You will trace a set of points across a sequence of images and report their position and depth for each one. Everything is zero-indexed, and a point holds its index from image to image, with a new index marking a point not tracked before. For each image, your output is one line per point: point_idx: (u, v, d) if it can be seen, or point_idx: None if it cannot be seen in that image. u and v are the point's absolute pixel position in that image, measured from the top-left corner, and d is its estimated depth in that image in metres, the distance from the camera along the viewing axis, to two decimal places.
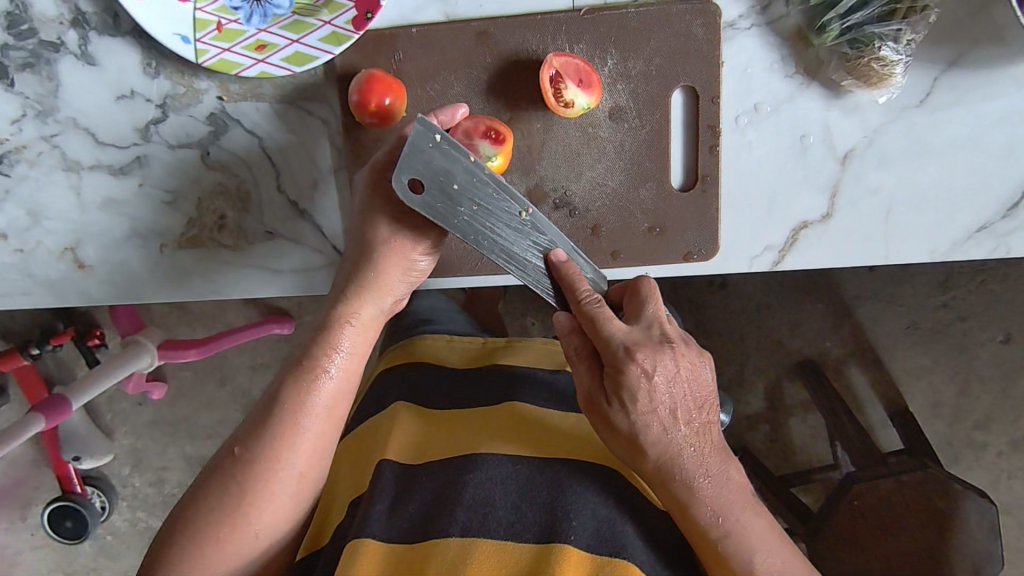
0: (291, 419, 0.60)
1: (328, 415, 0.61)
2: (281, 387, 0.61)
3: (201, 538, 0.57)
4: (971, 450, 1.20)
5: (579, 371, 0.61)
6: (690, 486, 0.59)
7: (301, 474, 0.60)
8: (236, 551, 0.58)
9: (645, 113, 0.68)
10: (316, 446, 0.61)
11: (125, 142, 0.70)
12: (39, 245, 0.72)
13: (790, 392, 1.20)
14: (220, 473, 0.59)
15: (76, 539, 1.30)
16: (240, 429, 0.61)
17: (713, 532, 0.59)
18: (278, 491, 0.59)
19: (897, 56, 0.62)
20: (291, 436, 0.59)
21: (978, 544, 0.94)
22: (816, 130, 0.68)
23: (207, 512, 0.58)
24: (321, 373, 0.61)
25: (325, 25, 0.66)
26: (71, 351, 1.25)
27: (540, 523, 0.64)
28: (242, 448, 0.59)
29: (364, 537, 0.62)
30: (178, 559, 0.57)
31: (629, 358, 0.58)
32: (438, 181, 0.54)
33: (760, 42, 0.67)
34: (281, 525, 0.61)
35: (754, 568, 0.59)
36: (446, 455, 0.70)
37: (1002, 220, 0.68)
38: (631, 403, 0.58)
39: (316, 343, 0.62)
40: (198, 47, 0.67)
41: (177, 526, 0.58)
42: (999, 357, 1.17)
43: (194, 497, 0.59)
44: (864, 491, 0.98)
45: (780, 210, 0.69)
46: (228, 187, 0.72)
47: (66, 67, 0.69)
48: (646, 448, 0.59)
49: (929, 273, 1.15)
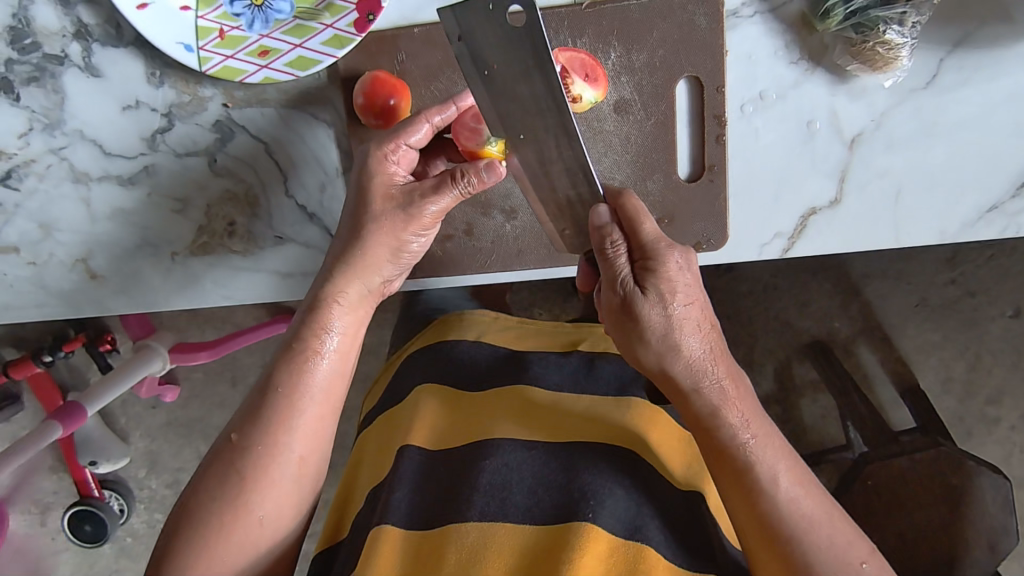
0: (286, 390, 0.60)
1: (327, 386, 0.62)
2: (275, 371, 0.61)
3: (203, 530, 0.56)
4: (983, 425, 1.21)
5: (609, 265, 0.59)
6: (720, 389, 0.60)
7: (300, 458, 0.60)
8: (239, 536, 0.57)
9: (651, 105, 0.68)
10: (316, 428, 0.61)
11: (131, 151, 0.71)
12: (52, 257, 0.73)
13: (800, 373, 1.20)
14: (219, 461, 0.59)
15: (94, 543, 1.32)
16: (235, 417, 0.61)
17: (733, 441, 0.59)
18: (278, 475, 0.59)
19: (903, 39, 0.63)
20: (289, 420, 0.60)
21: (992, 518, 0.95)
22: (823, 115, 0.67)
23: (209, 502, 0.57)
24: (313, 353, 0.62)
25: (327, 29, 0.66)
26: (83, 356, 1.27)
27: (556, 505, 0.65)
28: (240, 433, 0.60)
29: (387, 524, 0.64)
30: (182, 552, 0.56)
31: (665, 252, 0.59)
32: (478, 61, 0.53)
33: (764, 29, 0.67)
34: (281, 507, 0.59)
35: (778, 475, 0.57)
36: (458, 443, 0.71)
37: (1011, 199, 0.68)
38: (670, 293, 0.58)
39: (307, 326, 0.62)
40: (201, 55, 0.67)
41: (177, 522, 0.57)
42: (1008, 332, 1.18)
43: (193, 490, 0.58)
44: (877, 469, 1.00)
45: (789, 196, 0.69)
46: (236, 193, 0.72)
47: (70, 80, 0.69)
48: (681, 345, 0.59)
49: (935, 250, 1.16)
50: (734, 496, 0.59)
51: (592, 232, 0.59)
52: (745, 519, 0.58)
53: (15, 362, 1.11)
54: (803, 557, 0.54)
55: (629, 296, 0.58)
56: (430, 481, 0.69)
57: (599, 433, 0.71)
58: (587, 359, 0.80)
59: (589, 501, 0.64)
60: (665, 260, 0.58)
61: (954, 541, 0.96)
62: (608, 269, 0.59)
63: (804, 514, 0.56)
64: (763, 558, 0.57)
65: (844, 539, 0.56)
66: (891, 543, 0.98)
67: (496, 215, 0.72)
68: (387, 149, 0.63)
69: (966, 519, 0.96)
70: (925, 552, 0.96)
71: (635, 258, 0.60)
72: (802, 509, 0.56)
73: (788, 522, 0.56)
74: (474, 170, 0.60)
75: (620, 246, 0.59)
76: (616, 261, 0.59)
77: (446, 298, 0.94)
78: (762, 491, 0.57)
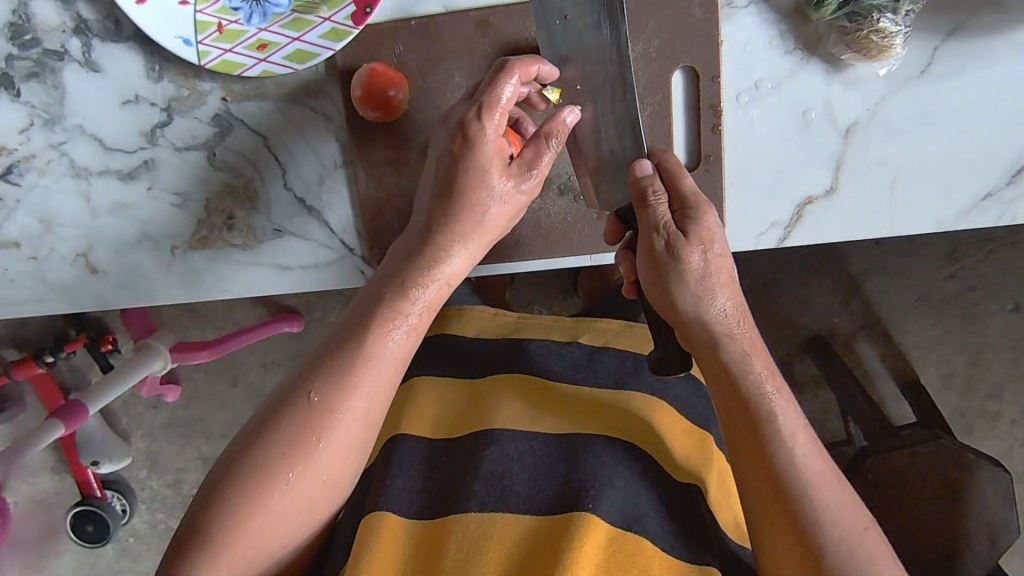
0: (375, 355, 0.59)
1: (407, 346, 0.61)
2: (353, 328, 0.60)
3: (257, 484, 0.55)
4: (984, 420, 1.21)
5: (650, 211, 0.60)
6: (744, 344, 0.61)
7: (367, 419, 0.59)
8: (303, 493, 0.56)
9: (646, 95, 0.68)
10: (378, 395, 0.59)
11: (131, 146, 0.71)
12: (53, 251, 0.73)
13: (801, 369, 1.21)
14: (298, 419, 0.56)
15: (98, 543, 1.32)
16: (307, 373, 0.58)
17: (757, 394, 0.59)
18: (342, 435, 0.57)
19: (897, 26, 0.63)
20: (355, 379, 0.58)
21: (993, 512, 0.96)
22: (818, 105, 0.68)
23: (270, 456, 0.55)
24: (394, 322, 0.60)
25: (324, 22, 0.66)
26: (85, 357, 1.28)
27: (554, 497, 0.66)
28: (322, 396, 0.57)
29: (382, 510, 0.65)
30: (246, 507, 0.54)
31: (703, 207, 0.62)
32: (551, 18, 0.63)
33: (759, 19, 0.67)
34: (345, 469, 0.59)
35: (793, 438, 0.58)
36: (456, 431, 0.73)
37: (1007, 186, 0.68)
38: (709, 240, 0.60)
39: (389, 289, 0.61)
40: (200, 49, 0.67)
41: (236, 474, 0.55)
42: (1009, 326, 1.18)
43: (262, 445, 0.56)
44: (876, 465, 1.01)
45: (785, 185, 0.69)
46: (235, 186, 0.72)
47: (70, 75, 0.70)
48: (717, 292, 0.60)
49: (935, 245, 1.17)
50: (748, 454, 0.59)
51: (632, 183, 0.62)
52: (750, 477, 0.59)
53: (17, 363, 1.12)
54: (809, 514, 0.55)
55: (670, 239, 0.60)
56: (432, 471, 0.70)
57: (600, 422, 0.72)
58: (587, 352, 0.80)
59: (588, 491, 0.65)
60: (704, 212, 0.61)
61: (957, 537, 0.96)
62: (647, 216, 0.61)
63: (812, 471, 0.57)
64: (767, 522, 0.58)
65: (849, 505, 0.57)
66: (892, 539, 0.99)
67: None
68: (492, 126, 0.61)
69: (967, 511, 0.96)
70: (929, 548, 0.96)
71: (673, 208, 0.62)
72: (812, 465, 0.58)
73: (799, 476, 0.57)
74: (562, 131, 0.62)
75: (661, 196, 0.61)
76: (655, 208, 0.61)
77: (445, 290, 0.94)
78: (773, 444, 0.58)
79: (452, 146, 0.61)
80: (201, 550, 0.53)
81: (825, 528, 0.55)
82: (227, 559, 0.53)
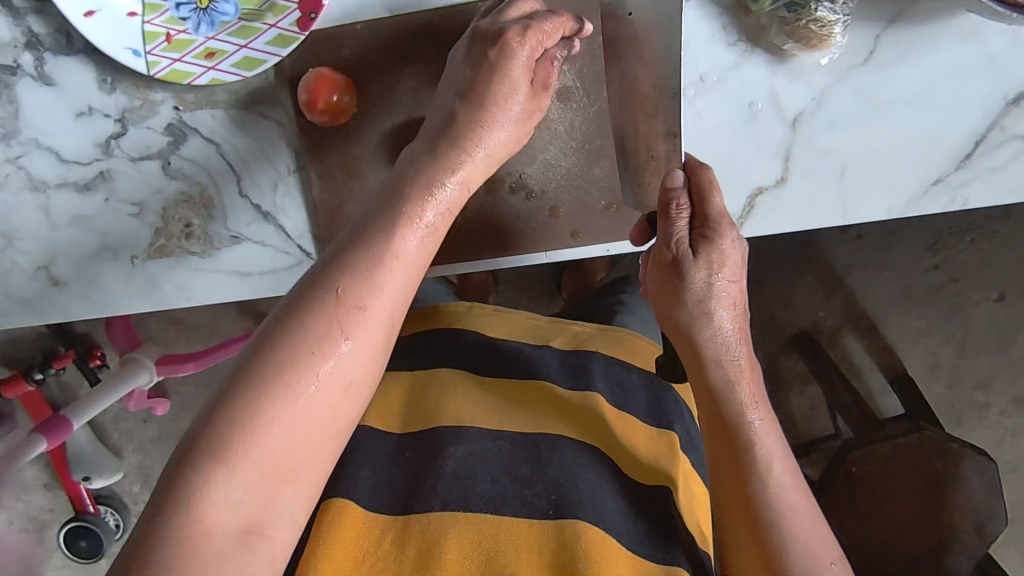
0: (403, 253, 0.52)
1: (432, 246, 0.54)
2: (374, 221, 0.52)
3: (273, 376, 0.46)
4: (974, 411, 1.21)
5: (669, 224, 0.61)
6: (739, 372, 0.60)
7: (392, 317, 0.51)
8: (330, 401, 0.48)
9: (593, 92, 0.69)
10: (402, 292, 0.51)
11: (87, 158, 0.72)
12: (14, 265, 0.74)
13: (787, 364, 1.22)
14: (321, 314, 0.48)
15: (92, 558, 1.33)
16: (328, 268, 0.50)
17: (739, 422, 0.59)
18: (369, 329, 0.49)
19: (834, 15, 0.64)
20: (378, 271, 0.50)
21: (977, 502, 0.96)
22: (763, 96, 0.68)
23: (291, 347, 0.47)
24: (417, 217, 0.53)
25: (271, 29, 0.67)
26: (74, 373, 1.29)
27: (515, 497, 0.65)
28: (349, 290, 0.49)
29: (345, 496, 0.65)
30: (265, 412, 0.46)
31: (723, 227, 0.61)
32: None
33: (700, 13, 0.67)
34: (374, 378, 0.50)
35: (767, 469, 0.58)
36: (421, 426, 0.72)
37: (956, 171, 0.68)
38: (720, 264, 0.60)
39: (412, 185, 0.55)
40: (150, 59, 0.68)
41: (250, 376, 0.46)
42: (994, 315, 1.19)
43: (281, 341, 0.47)
44: (862, 458, 0.99)
45: (735, 178, 0.70)
46: (190, 195, 0.72)
47: (24, 89, 0.71)
48: (718, 313, 0.60)
49: (916, 236, 1.17)
50: (727, 477, 0.59)
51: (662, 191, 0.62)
52: (727, 499, 0.59)
53: (6, 381, 1.12)
54: (776, 542, 0.55)
55: (678, 256, 0.60)
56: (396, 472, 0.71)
57: (567, 420, 0.73)
58: (559, 355, 0.81)
59: (551, 497, 0.65)
60: (722, 234, 0.60)
61: (941, 528, 0.97)
62: (666, 228, 0.62)
63: (787, 503, 0.57)
64: (737, 540, 0.58)
65: (818, 537, 0.56)
66: (878, 532, 0.99)
67: None
68: (527, 48, 0.58)
69: (952, 499, 0.96)
70: (912, 542, 0.98)
71: (694, 226, 0.62)
72: (786, 496, 0.57)
73: (772, 504, 0.57)
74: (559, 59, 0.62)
75: (682, 210, 0.62)
76: (675, 222, 0.61)
77: (423, 292, 0.94)
78: (752, 470, 0.58)
79: (488, 52, 0.58)
80: (215, 462, 0.44)
81: (791, 556, 0.55)
82: (245, 472, 0.45)
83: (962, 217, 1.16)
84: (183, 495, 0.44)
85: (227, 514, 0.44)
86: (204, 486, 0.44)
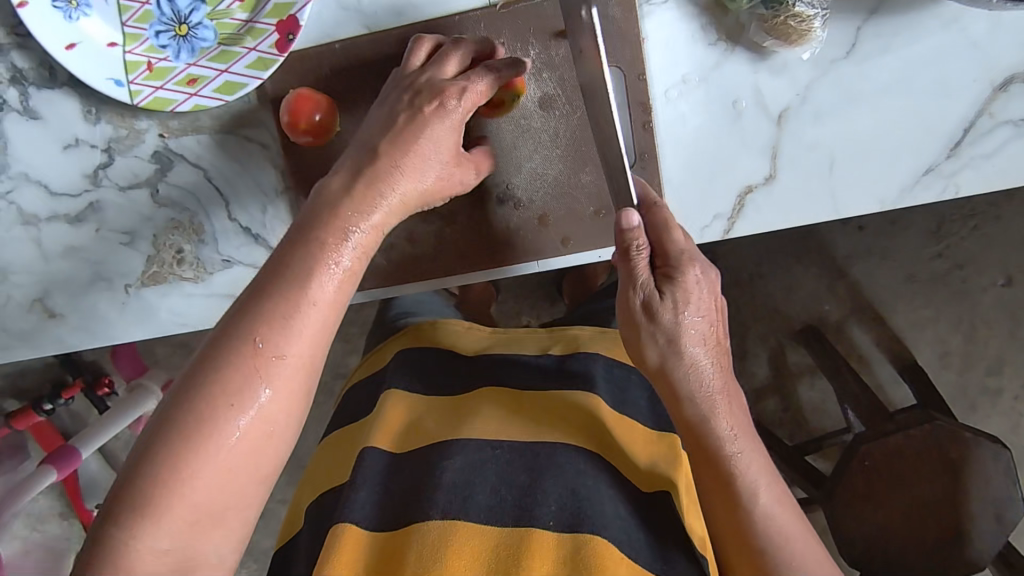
0: (322, 296, 0.52)
1: (348, 287, 0.53)
2: (287, 259, 0.52)
3: (189, 428, 0.47)
4: (987, 397, 1.19)
5: (631, 267, 0.60)
6: (715, 405, 0.61)
7: (309, 361, 0.51)
8: (250, 448, 0.48)
9: (575, 99, 0.69)
10: (315, 334, 0.51)
11: (76, 189, 0.72)
12: (10, 299, 0.74)
13: (795, 359, 1.21)
14: (237, 364, 0.49)
15: None
16: (242, 316, 0.50)
17: (722, 452, 0.60)
18: (284, 376, 0.50)
19: (812, 10, 0.63)
20: (286, 317, 0.50)
21: (994, 489, 0.94)
22: (747, 94, 0.67)
23: (205, 395, 0.48)
24: (329, 259, 0.53)
25: (250, 52, 0.68)
26: (83, 403, 1.29)
27: (517, 507, 0.65)
28: (265, 339, 0.49)
29: (346, 523, 0.64)
30: (182, 464, 0.46)
31: (689, 268, 0.61)
32: None
33: (679, 14, 0.67)
34: (297, 423, 0.51)
35: (757, 497, 0.58)
36: (422, 444, 0.72)
37: (947, 160, 0.67)
38: (684, 303, 0.60)
39: (322, 224, 0.54)
40: (132, 89, 0.69)
41: (168, 430, 0.47)
42: (1003, 299, 1.17)
43: (197, 392, 0.48)
44: (874, 449, 0.95)
45: (722, 177, 0.69)
46: (180, 221, 0.73)
47: (11, 124, 0.71)
48: (688, 351, 0.61)
49: (919, 222, 1.16)
50: (716, 505, 0.60)
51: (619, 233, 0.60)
52: (721, 526, 0.60)
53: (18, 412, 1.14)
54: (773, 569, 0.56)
55: (648, 299, 0.60)
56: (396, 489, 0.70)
57: (568, 428, 0.72)
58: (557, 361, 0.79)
59: (554, 507, 0.65)
60: (687, 274, 0.61)
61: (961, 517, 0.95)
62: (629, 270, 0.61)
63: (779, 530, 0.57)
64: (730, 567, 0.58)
65: (812, 559, 0.57)
66: (896, 519, 0.95)
67: (433, 221, 0.73)
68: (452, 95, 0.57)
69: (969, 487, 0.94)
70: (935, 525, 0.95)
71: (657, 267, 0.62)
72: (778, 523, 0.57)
73: (764, 531, 0.57)
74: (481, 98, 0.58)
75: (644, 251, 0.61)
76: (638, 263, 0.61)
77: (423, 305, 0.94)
78: (741, 498, 0.58)
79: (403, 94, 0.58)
80: (136, 513, 0.45)
81: None
82: (170, 523, 0.46)
83: (965, 201, 1.15)
84: (110, 545, 0.45)
85: (154, 563, 0.45)
86: (129, 537, 0.45)
